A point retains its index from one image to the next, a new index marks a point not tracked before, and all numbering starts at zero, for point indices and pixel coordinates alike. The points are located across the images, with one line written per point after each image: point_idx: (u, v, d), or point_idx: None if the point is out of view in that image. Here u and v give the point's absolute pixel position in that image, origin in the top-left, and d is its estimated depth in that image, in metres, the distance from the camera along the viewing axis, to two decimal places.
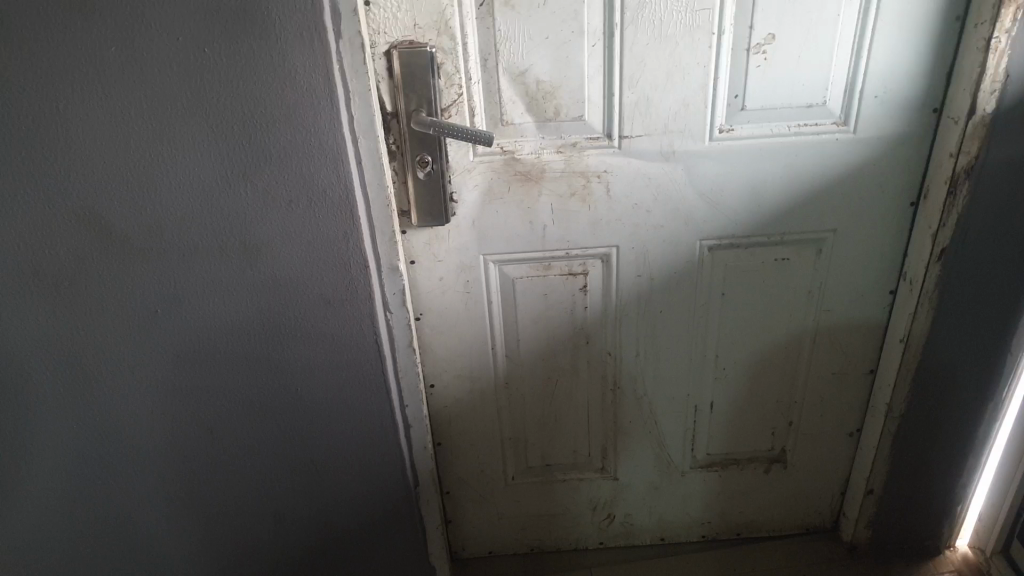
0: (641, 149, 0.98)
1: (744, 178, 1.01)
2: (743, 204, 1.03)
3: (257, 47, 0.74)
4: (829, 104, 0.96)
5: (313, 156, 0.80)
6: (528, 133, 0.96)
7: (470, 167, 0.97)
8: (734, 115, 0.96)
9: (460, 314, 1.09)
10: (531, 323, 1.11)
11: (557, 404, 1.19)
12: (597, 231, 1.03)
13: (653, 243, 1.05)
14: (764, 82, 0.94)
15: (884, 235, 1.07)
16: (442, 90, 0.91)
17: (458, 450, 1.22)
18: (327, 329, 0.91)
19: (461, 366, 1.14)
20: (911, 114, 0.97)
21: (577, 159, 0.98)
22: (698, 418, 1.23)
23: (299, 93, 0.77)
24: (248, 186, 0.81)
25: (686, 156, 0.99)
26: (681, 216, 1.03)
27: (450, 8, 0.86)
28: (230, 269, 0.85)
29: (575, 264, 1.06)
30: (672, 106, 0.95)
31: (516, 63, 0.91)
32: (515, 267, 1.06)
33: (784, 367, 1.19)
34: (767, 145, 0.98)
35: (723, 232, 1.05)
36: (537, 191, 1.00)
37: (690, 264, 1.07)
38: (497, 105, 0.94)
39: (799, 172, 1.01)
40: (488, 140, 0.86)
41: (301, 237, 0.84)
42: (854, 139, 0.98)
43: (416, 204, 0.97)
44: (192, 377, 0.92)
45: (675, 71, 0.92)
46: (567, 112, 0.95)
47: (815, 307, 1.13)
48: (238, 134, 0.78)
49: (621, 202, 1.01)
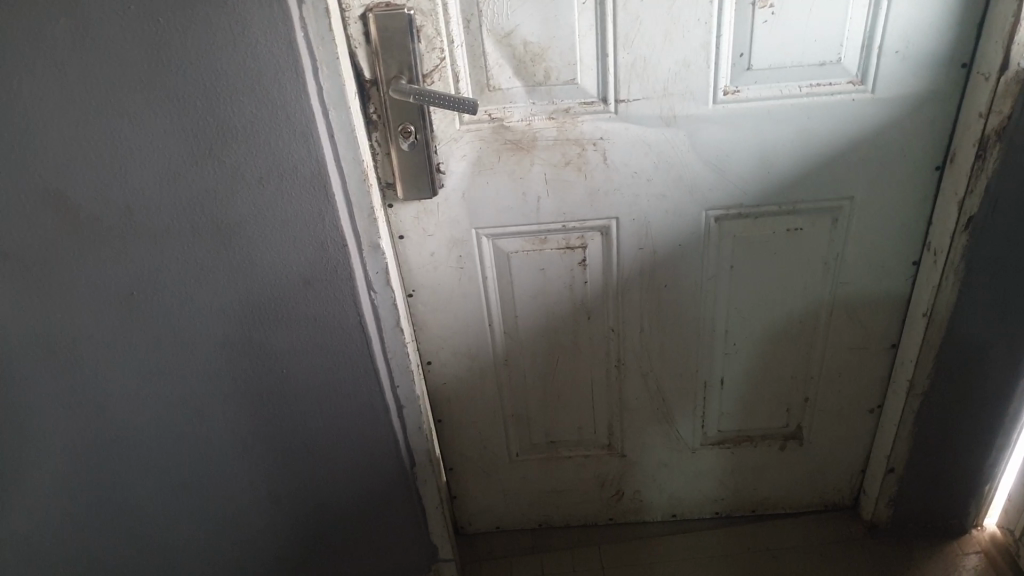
0: (640, 114, 0.91)
1: (752, 144, 0.94)
2: (753, 172, 0.96)
3: (215, 16, 0.69)
4: (844, 62, 0.88)
5: (283, 131, 0.76)
6: (516, 98, 0.90)
7: (458, 136, 0.92)
8: (740, 75, 0.89)
9: (454, 290, 1.05)
10: (529, 298, 1.07)
11: (560, 381, 1.15)
12: (595, 201, 0.98)
13: (654, 214, 1.00)
14: (772, 38, 0.86)
15: (907, 202, 0.99)
16: (423, 55, 0.86)
17: (459, 428, 1.19)
18: (308, 311, 0.88)
19: (459, 344, 1.10)
20: (937, 70, 0.89)
21: (570, 126, 0.92)
22: (708, 394, 1.18)
23: (263, 65, 0.72)
24: (217, 164, 0.77)
25: (687, 121, 0.92)
26: (685, 185, 0.97)
27: None
28: (205, 250, 0.82)
29: (572, 238, 1.02)
30: (671, 67, 0.88)
31: (501, 23, 0.84)
32: (510, 241, 1.02)
33: (799, 342, 1.13)
34: (776, 107, 0.91)
35: (731, 201, 0.99)
36: (529, 160, 0.95)
37: (696, 236, 1.02)
38: (483, 69, 0.88)
39: (811, 136, 0.93)
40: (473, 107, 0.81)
41: (275, 217, 0.81)
42: (873, 99, 0.91)
43: (401, 176, 0.93)
44: (174, 360, 0.90)
45: (674, 30, 0.85)
46: (558, 75, 0.88)
47: (832, 279, 1.06)
48: (202, 110, 0.74)
49: (619, 171, 0.96)
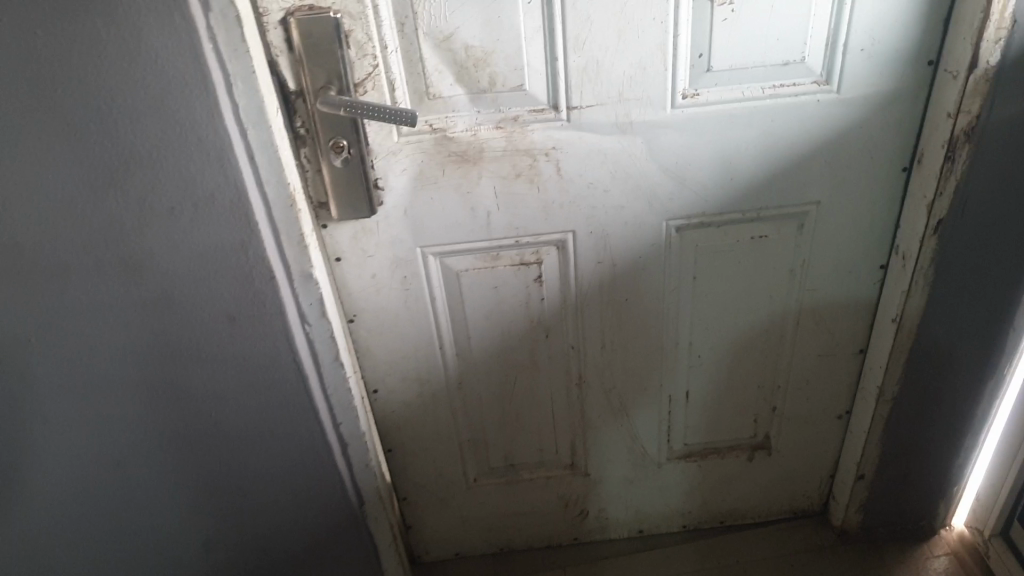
0: (594, 121, 0.84)
1: (713, 150, 0.88)
2: (714, 179, 0.90)
3: (103, 27, 0.60)
4: (808, 61, 0.83)
5: (193, 155, 0.67)
6: (460, 106, 0.82)
7: (397, 149, 0.84)
8: (699, 78, 0.83)
9: (400, 312, 0.98)
10: (482, 318, 1.00)
11: (517, 402, 1.09)
12: (549, 214, 0.92)
13: (612, 225, 0.93)
14: (732, 38, 0.80)
15: (874, 206, 0.94)
16: (354, 63, 0.77)
17: (412, 455, 1.12)
18: (235, 350, 0.80)
19: (407, 368, 1.03)
20: (903, 67, 0.84)
21: (520, 135, 0.85)
22: (673, 409, 1.13)
23: (164, 81, 0.63)
24: (118, 193, 0.68)
25: (644, 127, 0.85)
26: (643, 194, 0.91)
27: None
28: (111, 288, 0.73)
29: (526, 253, 0.95)
30: (625, 70, 0.81)
31: (438, 27, 0.76)
32: (458, 259, 0.95)
33: (765, 352, 1.08)
34: (738, 111, 0.85)
35: (692, 210, 0.93)
36: (477, 173, 0.87)
37: (657, 246, 0.96)
38: (421, 77, 0.80)
39: (774, 139, 0.88)
40: (410, 119, 0.74)
41: (190, 249, 0.72)
42: (839, 100, 0.85)
43: (335, 194, 0.85)
44: (86, 409, 0.81)
45: (627, 30, 0.78)
46: (504, 82, 0.81)
47: (797, 286, 1.02)
48: (96, 134, 0.65)
49: (574, 182, 0.89)
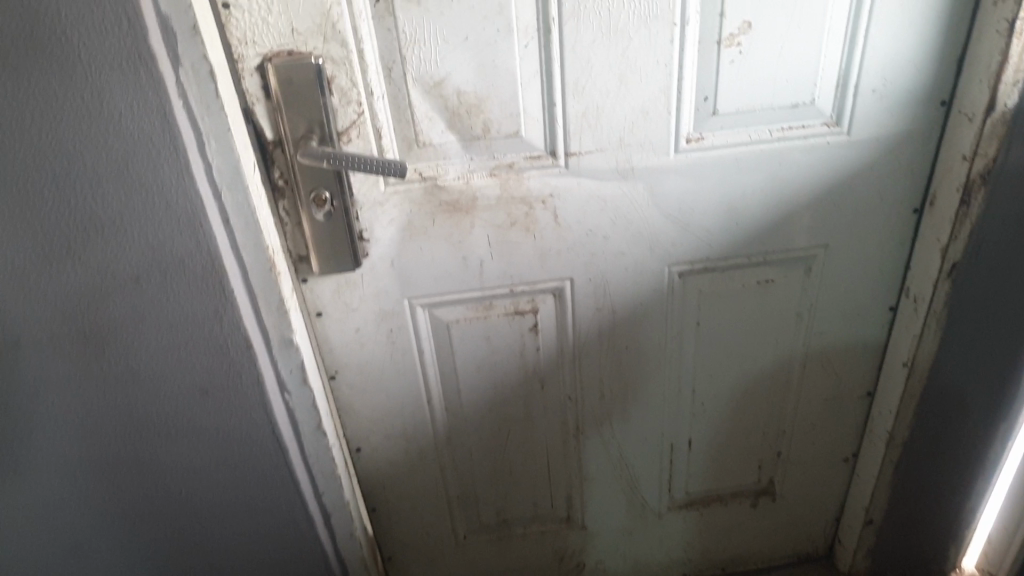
0: (594, 167, 0.80)
1: (718, 195, 0.83)
2: (719, 223, 0.86)
3: (60, 86, 0.55)
4: (818, 103, 0.79)
5: (160, 220, 0.62)
6: (451, 153, 0.77)
7: (383, 199, 0.79)
8: (704, 121, 0.78)
9: (385, 367, 0.92)
10: (474, 371, 0.94)
11: (510, 456, 1.03)
12: (546, 262, 0.86)
13: (613, 274, 0.88)
14: (739, 79, 0.76)
15: (883, 249, 0.91)
16: (337, 111, 0.72)
17: (398, 513, 1.06)
18: (208, 422, 0.75)
19: (394, 425, 0.97)
20: (916, 109, 0.80)
21: (516, 182, 0.80)
22: (674, 458, 1.08)
23: (127, 143, 0.58)
24: (77, 262, 0.63)
25: (647, 172, 0.81)
26: (646, 241, 0.86)
27: (336, 6, 0.66)
28: (73, 360, 0.68)
29: (522, 301, 0.89)
30: (626, 115, 0.76)
31: (429, 72, 0.71)
32: (448, 309, 0.89)
33: (770, 397, 1.04)
34: (744, 155, 0.81)
35: (695, 256, 0.88)
36: (469, 222, 0.82)
37: (659, 294, 0.91)
38: (410, 124, 0.74)
39: (782, 183, 0.83)
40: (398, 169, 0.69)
41: (158, 319, 0.67)
42: (849, 142, 0.81)
43: (317, 248, 0.79)
44: (46, 488, 0.75)
45: (628, 74, 0.74)
46: (498, 128, 0.76)
47: (803, 331, 0.97)
48: (53, 202, 0.60)
49: (572, 229, 0.84)
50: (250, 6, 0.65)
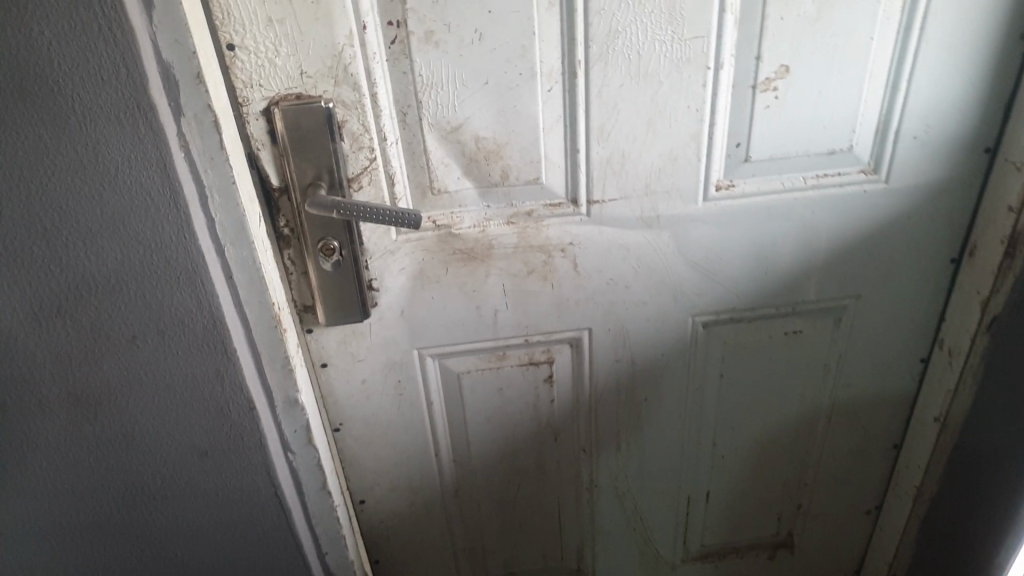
0: (618, 215, 0.75)
1: (748, 245, 0.79)
2: (746, 273, 0.81)
3: (52, 138, 0.51)
4: (856, 149, 0.75)
5: (159, 277, 0.57)
6: (467, 201, 0.73)
7: (395, 247, 0.74)
8: (736, 168, 0.74)
9: (391, 418, 0.87)
10: (484, 422, 0.90)
11: (520, 508, 0.98)
12: (563, 312, 0.81)
13: (634, 324, 0.84)
14: (774, 125, 0.71)
15: (917, 299, 0.86)
16: (348, 156, 0.67)
17: (401, 567, 1.01)
18: (206, 486, 0.69)
19: (400, 477, 0.92)
20: (958, 156, 0.76)
21: (534, 230, 0.75)
22: (691, 509, 1.03)
23: (124, 198, 0.53)
24: (69, 321, 0.58)
25: (674, 221, 0.76)
26: (669, 290, 0.82)
27: (348, 48, 0.62)
28: (63, 424, 0.63)
29: (536, 352, 0.85)
30: (654, 161, 0.72)
31: (446, 117, 0.67)
32: (459, 360, 0.84)
33: (793, 449, 0.99)
34: (777, 203, 0.76)
35: (720, 307, 0.84)
36: (484, 271, 0.77)
37: (682, 344, 0.87)
38: (424, 170, 0.70)
39: (814, 231, 0.79)
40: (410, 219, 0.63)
41: (154, 381, 0.62)
42: (887, 189, 0.77)
43: (322, 298, 0.74)
44: (36, 553, 0.71)
45: (658, 119, 0.69)
46: (518, 174, 0.71)
47: (830, 381, 0.93)
48: (43, 259, 0.55)
49: (592, 279, 0.79)
50: (257, 47, 0.61)
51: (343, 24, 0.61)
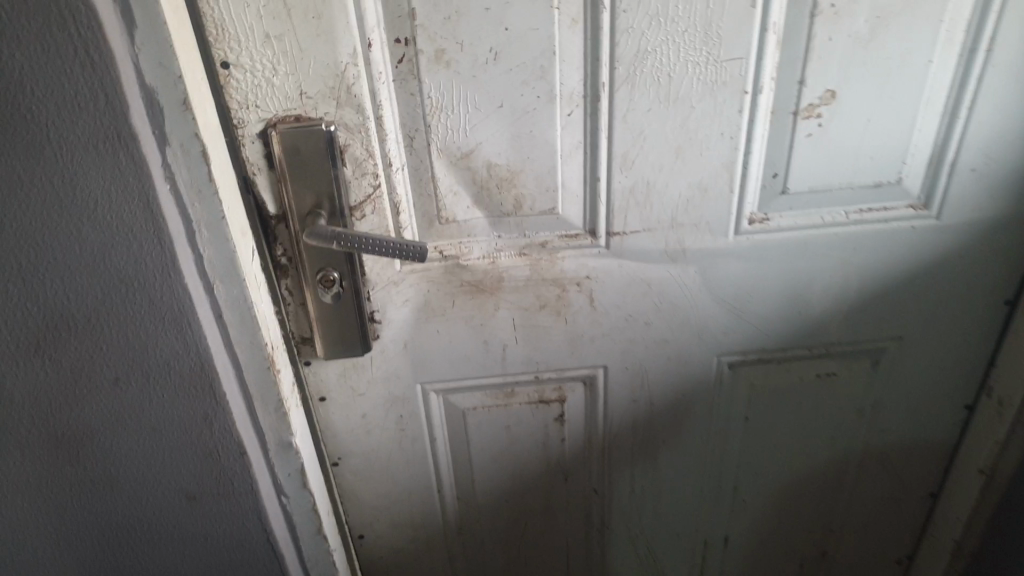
0: (640, 248, 0.69)
1: (780, 283, 0.73)
2: (777, 312, 0.76)
3: (24, 166, 0.46)
4: (905, 182, 0.68)
5: (143, 317, 0.52)
6: (477, 231, 0.68)
7: (399, 278, 0.69)
8: (771, 200, 0.68)
9: (391, 455, 0.82)
10: (491, 459, 0.85)
11: (526, 549, 0.93)
12: (576, 349, 0.76)
13: (653, 362, 0.78)
14: (814, 156, 0.65)
15: (963, 342, 0.80)
16: (350, 183, 0.62)
17: None
18: (194, 530, 0.64)
19: (401, 514, 0.87)
20: (1018, 191, 0.69)
21: (549, 263, 0.70)
22: (708, 554, 0.97)
23: (103, 233, 0.48)
24: (48, 360, 0.53)
25: (700, 255, 0.70)
26: (693, 328, 0.76)
27: (352, 67, 0.57)
28: (40, 465, 0.58)
29: (547, 390, 0.79)
30: (682, 191, 0.66)
31: (456, 142, 0.62)
32: (464, 396, 0.79)
33: (821, 494, 0.92)
34: (814, 237, 0.70)
35: (749, 346, 0.78)
36: (494, 304, 0.72)
37: (705, 385, 0.81)
38: (431, 199, 0.65)
39: (853, 269, 0.73)
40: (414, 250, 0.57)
41: (138, 424, 0.57)
42: (937, 226, 0.71)
43: (321, 331, 0.69)
44: None
45: (688, 146, 0.63)
46: (532, 205, 0.66)
47: (866, 425, 0.86)
48: (16, 294, 0.50)
49: (610, 314, 0.74)
50: (253, 65, 0.56)
51: (347, 41, 0.55)
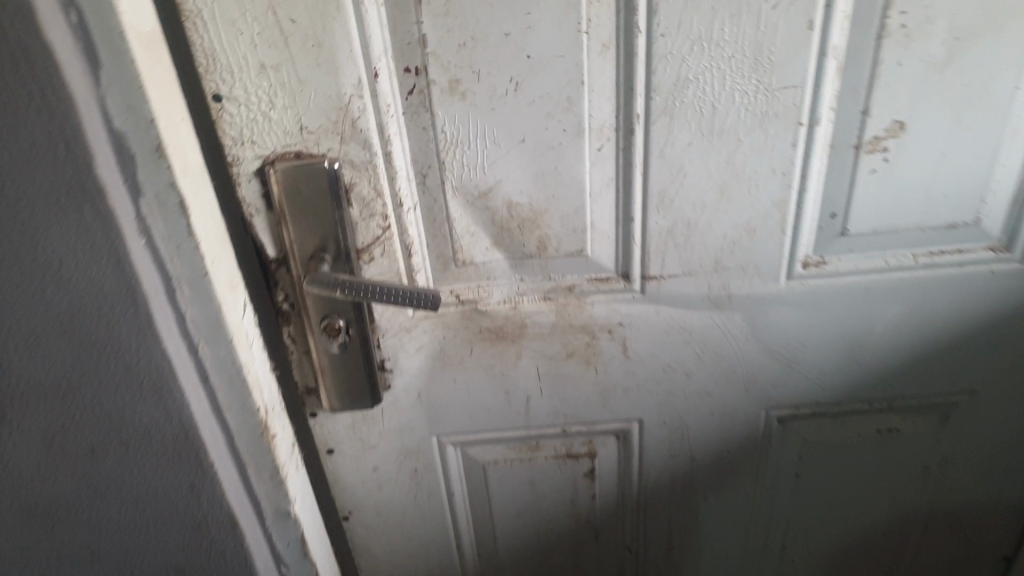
0: (679, 293, 0.62)
1: (838, 333, 0.66)
2: (833, 363, 0.68)
3: None
4: (983, 223, 0.60)
5: (118, 385, 0.48)
6: (497, 274, 0.61)
7: (411, 325, 0.64)
8: (828, 243, 0.61)
9: (407, 508, 0.76)
10: (514, 513, 0.78)
11: None
12: (607, 400, 0.69)
13: (693, 415, 0.71)
14: (879, 195, 0.58)
15: None
16: (357, 224, 0.56)
17: None
18: None
19: (417, 569, 0.81)
20: None
21: (577, 308, 0.63)
22: None
23: (70, 299, 0.44)
24: (18, 429, 0.49)
25: (747, 302, 0.63)
26: (738, 379, 0.69)
27: (357, 100, 0.50)
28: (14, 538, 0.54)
29: (575, 444, 0.73)
30: (727, 233, 0.59)
31: (473, 180, 0.56)
32: (483, 450, 0.73)
33: (879, 557, 0.84)
34: (877, 284, 0.62)
35: (800, 399, 0.71)
36: (516, 352, 0.65)
37: (752, 439, 0.73)
38: (447, 240, 0.59)
39: (922, 318, 0.65)
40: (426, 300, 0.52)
41: (119, 493, 0.53)
42: (1020, 271, 0.62)
43: (327, 381, 0.64)
44: None
45: (735, 184, 0.56)
46: (558, 246, 0.60)
47: (930, 483, 0.78)
48: None
49: (645, 364, 0.67)
50: (248, 98, 0.50)
51: (351, 71, 0.49)
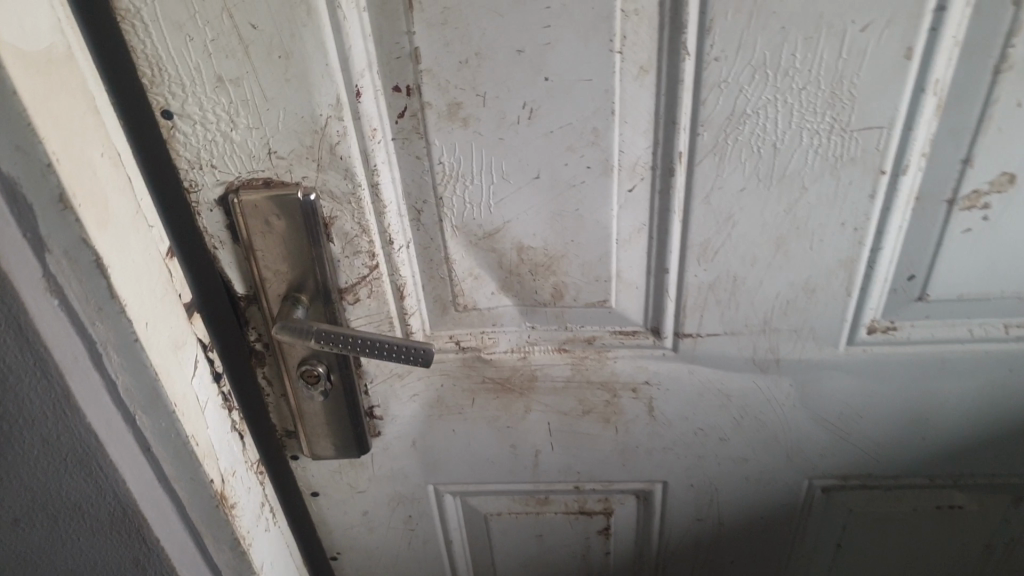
0: (717, 353, 0.53)
1: (903, 406, 0.55)
2: (894, 436, 0.58)
3: None
4: None
5: (41, 454, 0.41)
6: (503, 320, 0.52)
7: (404, 371, 0.55)
8: (901, 307, 0.50)
9: (400, 554, 0.68)
10: (518, 563, 0.71)
11: None
12: (627, 460, 0.60)
13: (725, 481, 0.62)
14: (970, 255, 0.48)
15: None
16: (339, 261, 0.47)
17: None
18: None
19: None
20: None
21: (597, 362, 0.54)
22: None
23: None
24: None
25: (797, 367, 0.53)
26: (780, 447, 0.59)
27: (335, 121, 0.41)
28: None
29: (589, 501, 0.65)
30: (780, 291, 0.49)
31: (478, 218, 0.47)
32: (486, 500, 0.65)
33: None
34: (958, 355, 0.52)
35: (851, 471, 0.61)
36: (524, 406, 0.57)
37: (792, 507, 0.64)
38: (445, 282, 0.50)
39: (1007, 396, 0.54)
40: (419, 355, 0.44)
41: (54, 563, 0.46)
42: None
43: (308, 428, 0.56)
44: None
45: (793, 238, 0.46)
46: (576, 295, 0.50)
47: (993, 563, 0.68)
48: None
49: (673, 426, 0.58)
50: (204, 115, 0.41)
51: (326, 88, 0.40)
